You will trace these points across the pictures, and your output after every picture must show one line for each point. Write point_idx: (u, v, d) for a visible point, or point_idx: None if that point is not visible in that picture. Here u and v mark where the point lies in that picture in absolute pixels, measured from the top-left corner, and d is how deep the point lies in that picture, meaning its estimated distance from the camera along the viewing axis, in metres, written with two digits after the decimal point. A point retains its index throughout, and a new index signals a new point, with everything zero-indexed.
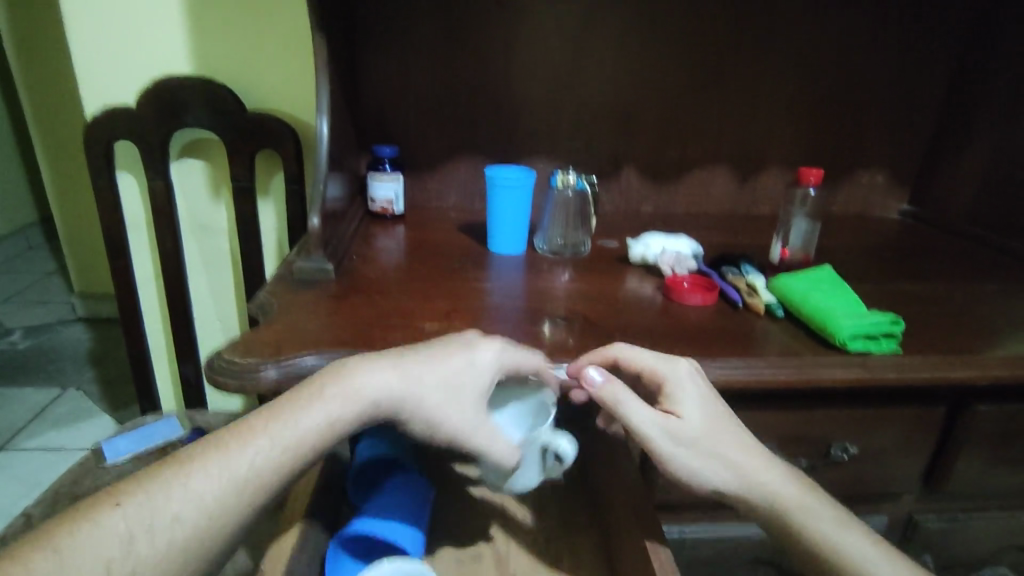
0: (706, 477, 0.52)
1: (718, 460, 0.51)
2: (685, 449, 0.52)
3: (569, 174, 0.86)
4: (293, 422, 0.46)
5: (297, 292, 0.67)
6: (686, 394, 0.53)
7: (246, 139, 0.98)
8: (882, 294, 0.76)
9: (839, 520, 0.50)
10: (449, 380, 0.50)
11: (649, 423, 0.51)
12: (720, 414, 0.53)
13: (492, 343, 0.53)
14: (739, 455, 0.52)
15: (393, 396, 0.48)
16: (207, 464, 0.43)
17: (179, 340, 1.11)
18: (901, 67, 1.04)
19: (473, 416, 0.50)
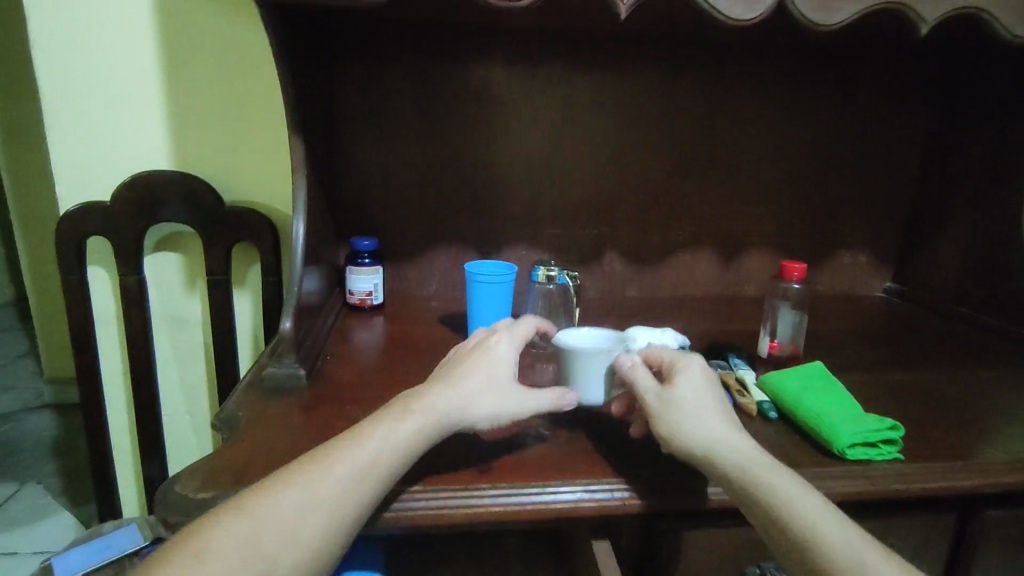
0: (698, 442, 0.51)
1: (705, 427, 0.52)
2: (694, 415, 0.53)
3: (551, 268, 0.81)
4: (400, 426, 0.50)
5: (266, 402, 0.64)
6: (691, 376, 0.56)
7: (223, 232, 0.96)
8: (875, 386, 0.74)
9: (826, 505, 0.46)
10: (487, 373, 0.57)
11: (653, 390, 0.55)
12: (712, 398, 0.55)
13: (501, 338, 0.61)
14: (721, 426, 0.52)
15: (457, 394, 0.54)
16: (338, 457, 0.47)
17: (145, 439, 1.05)
18: (871, 153, 1.07)
19: (512, 392, 0.57)
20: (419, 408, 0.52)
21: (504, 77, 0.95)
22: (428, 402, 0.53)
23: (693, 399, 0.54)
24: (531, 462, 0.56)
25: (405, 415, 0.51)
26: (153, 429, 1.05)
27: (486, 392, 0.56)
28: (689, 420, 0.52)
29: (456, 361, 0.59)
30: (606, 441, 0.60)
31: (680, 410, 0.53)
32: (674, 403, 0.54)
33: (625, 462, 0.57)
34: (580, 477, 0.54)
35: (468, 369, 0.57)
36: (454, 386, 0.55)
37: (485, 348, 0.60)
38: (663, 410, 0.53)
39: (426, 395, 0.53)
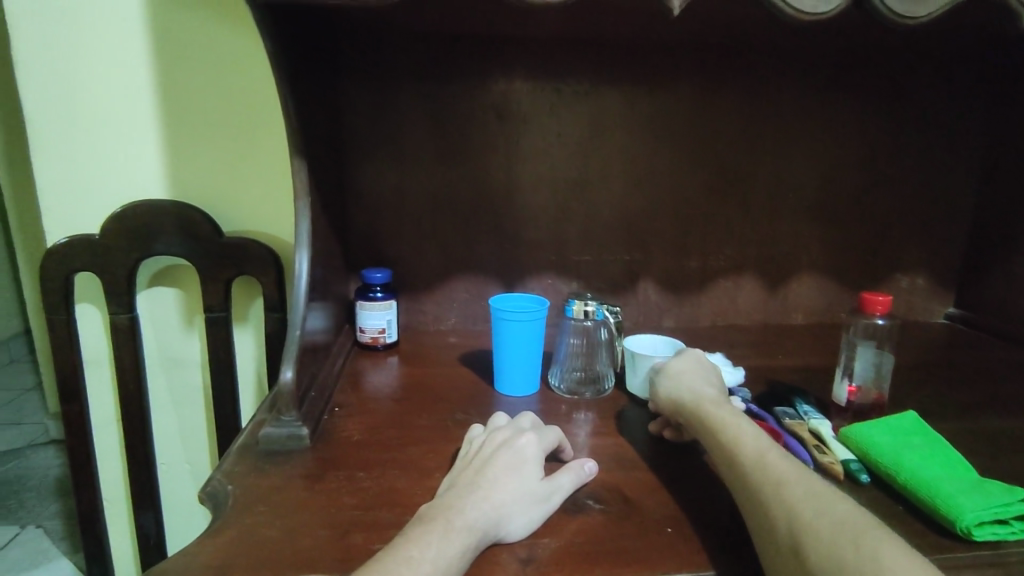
0: (688, 410, 0.56)
1: (686, 394, 0.57)
2: (693, 389, 0.58)
3: (587, 302, 0.71)
4: (436, 534, 0.42)
5: (261, 471, 0.54)
6: (689, 360, 0.63)
7: (222, 265, 0.88)
8: (974, 438, 0.63)
9: (826, 502, 0.41)
10: (514, 464, 0.50)
11: (656, 374, 0.63)
12: (708, 380, 0.60)
13: (524, 433, 0.53)
14: (708, 395, 0.57)
15: (483, 497, 0.46)
16: None
17: (138, 491, 0.96)
18: (930, 167, 0.97)
19: (541, 485, 0.49)
20: (454, 525, 0.43)
21: (528, 91, 0.87)
22: (461, 517, 0.43)
23: (688, 377, 0.60)
24: (580, 543, 0.46)
25: (438, 531, 0.42)
26: (146, 480, 0.96)
27: (515, 499, 0.46)
28: (686, 391, 0.58)
29: (481, 457, 0.51)
30: (665, 514, 0.50)
31: (672, 383, 0.60)
32: (675, 381, 0.60)
33: (694, 545, 0.46)
34: (643, 569, 0.43)
35: (496, 474, 0.48)
36: (491, 488, 0.47)
37: (511, 451, 0.51)
38: (662, 388, 0.60)
39: (459, 507, 0.44)
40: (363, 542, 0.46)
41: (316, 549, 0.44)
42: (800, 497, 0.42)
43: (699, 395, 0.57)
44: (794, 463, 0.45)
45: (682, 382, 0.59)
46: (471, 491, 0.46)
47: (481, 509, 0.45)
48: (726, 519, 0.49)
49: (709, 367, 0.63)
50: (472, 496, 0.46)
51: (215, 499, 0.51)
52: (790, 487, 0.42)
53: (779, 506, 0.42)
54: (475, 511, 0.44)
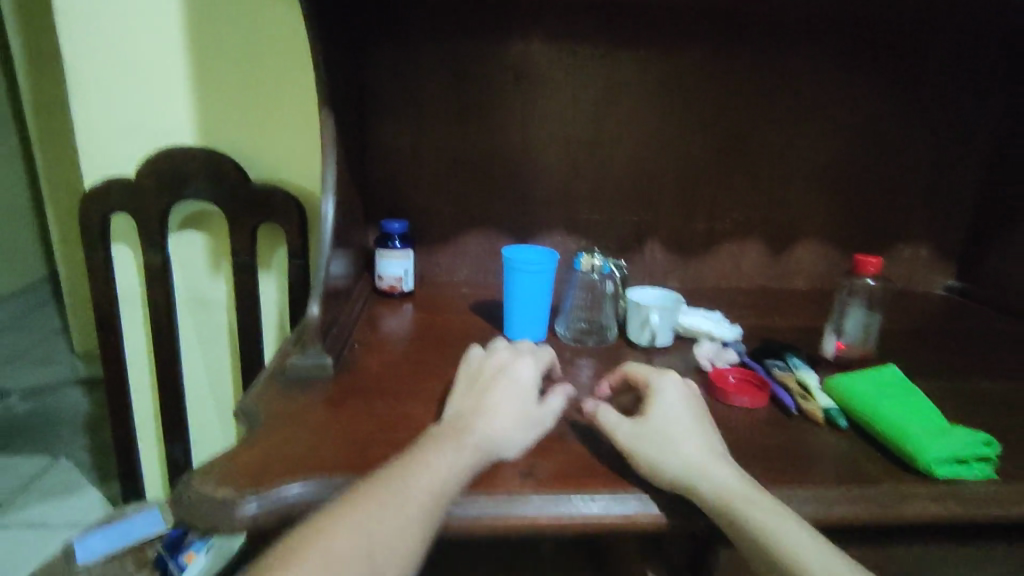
0: (682, 478, 0.47)
1: (676, 456, 0.48)
2: (683, 453, 0.48)
3: (594, 256, 0.78)
4: (461, 443, 0.48)
5: (289, 395, 0.59)
6: (666, 399, 0.53)
7: (249, 212, 0.93)
8: (953, 395, 0.67)
9: (816, 538, 0.43)
10: (515, 393, 0.54)
11: (625, 423, 0.52)
12: (691, 425, 0.51)
13: (524, 361, 0.58)
14: (699, 455, 0.48)
15: (491, 427, 0.50)
16: (420, 469, 0.45)
17: (168, 422, 1.03)
18: (939, 140, 0.98)
19: (537, 409, 0.54)
20: (471, 442, 0.48)
21: (546, 51, 0.89)
22: (475, 437, 0.49)
23: (667, 427, 0.51)
24: (577, 466, 0.51)
25: (460, 444, 0.47)
26: (175, 411, 1.03)
27: (517, 419, 0.52)
28: (678, 458, 0.48)
29: (443, 434, 0.49)
30: None
31: (654, 441, 0.50)
32: (658, 443, 0.49)
33: None
34: (633, 485, 0.49)
35: (462, 445, 0.47)
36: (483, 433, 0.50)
37: (512, 376, 0.55)
38: (642, 448, 0.49)
39: (472, 428, 0.50)
40: (381, 453, 0.51)
41: (342, 459, 0.50)
42: (798, 535, 0.43)
43: (689, 461, 0.48)
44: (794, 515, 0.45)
45: (662, 437, 0.50)
46: (434, 466, 0.45)
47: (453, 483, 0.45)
48: None
49: (685, 402, 0.54)
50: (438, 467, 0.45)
51: (246, 416, 0.57)
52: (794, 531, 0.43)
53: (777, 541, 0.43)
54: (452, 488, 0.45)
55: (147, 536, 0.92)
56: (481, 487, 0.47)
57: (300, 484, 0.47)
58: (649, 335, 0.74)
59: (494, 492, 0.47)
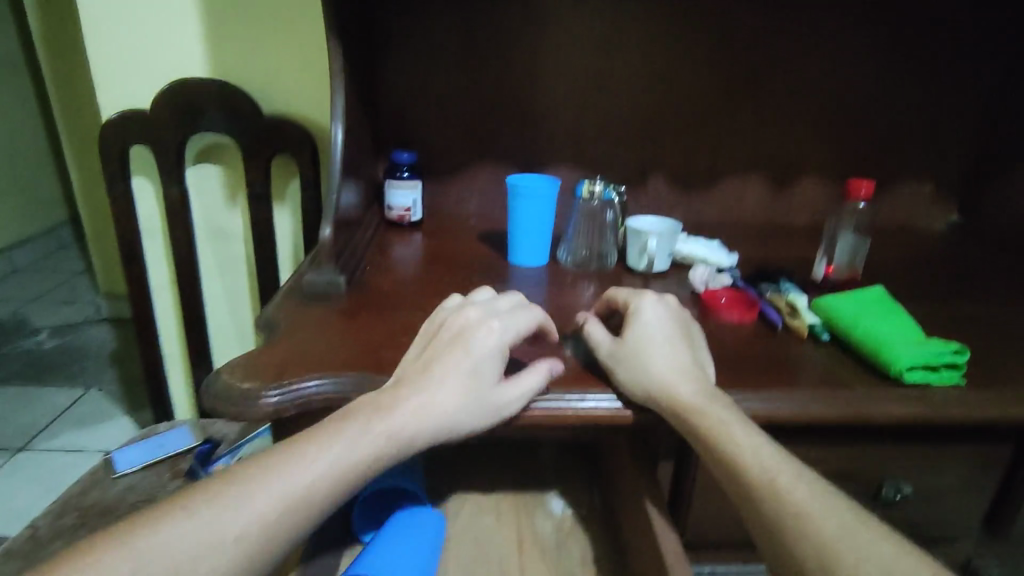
0: (651, 392, 0.51)
1: (645, 373, 0.52)
2: (651, 370, 0.52)
3: (595, 183, 0.81)
4: (346, 442, 0.45)
5: (305, 308, 0.64)
6: (643, 318, 0.57)
7: (262, 145, 0.95)
8: (939, 318, 0.69)
9: (772, 452, 0.46)
10: (459, 368, 0.50)
11: (605, 341, 0.56)
12: (666, 342, 0.54)
13: (490, 326, 0.53)
14: (667, 370, 0.52)
15: (416, 414, 0.47)
16: (276, 477, 0.43)
17: (193, 347, 1.09)
18: (952, 70, 0.97)
19: (485, 388, 0.50)
20: (378, 434, 0.46)
21: None
22: (390, 425, 0.46)
23: (640, 349, 0.54)
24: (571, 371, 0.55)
25: (361, 438, 0.45)
26: (199, 338, 1.09)
27: (456, 399, 0.49)
28: (646, 374, 0.52)
29: (332, 420, 0.47)
30: None
31: (627, 357, 0.54)
32: (631, 361, 0.53)
33: None
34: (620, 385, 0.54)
35: (342, 438, 0.45)
36: (415, 413, 0.47)
37: (467, 343, 0.52)
38: (618, 365, 0.54)
39: (392, 412, 0.47)
40: (391, 357, 0.56)
41: (356, 361, 0.55)
42: (751, 444, 0.47)
43: (660, 383, 0.51)
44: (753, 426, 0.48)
45: (636, 360, 0.53)
46: (293, 470, 0.44)
47: (311, 493, 0.43)
48: None
49: (660, 321, 0.56)
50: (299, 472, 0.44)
51: (266, 325, 0.61)
52: (751, 445, 0.46)
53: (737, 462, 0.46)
54: (316, 495, 0.43)
55: (180, 449, 1.01)
56: None
57: (317, 380, 0.52)
58: (648, 260, 0.77)
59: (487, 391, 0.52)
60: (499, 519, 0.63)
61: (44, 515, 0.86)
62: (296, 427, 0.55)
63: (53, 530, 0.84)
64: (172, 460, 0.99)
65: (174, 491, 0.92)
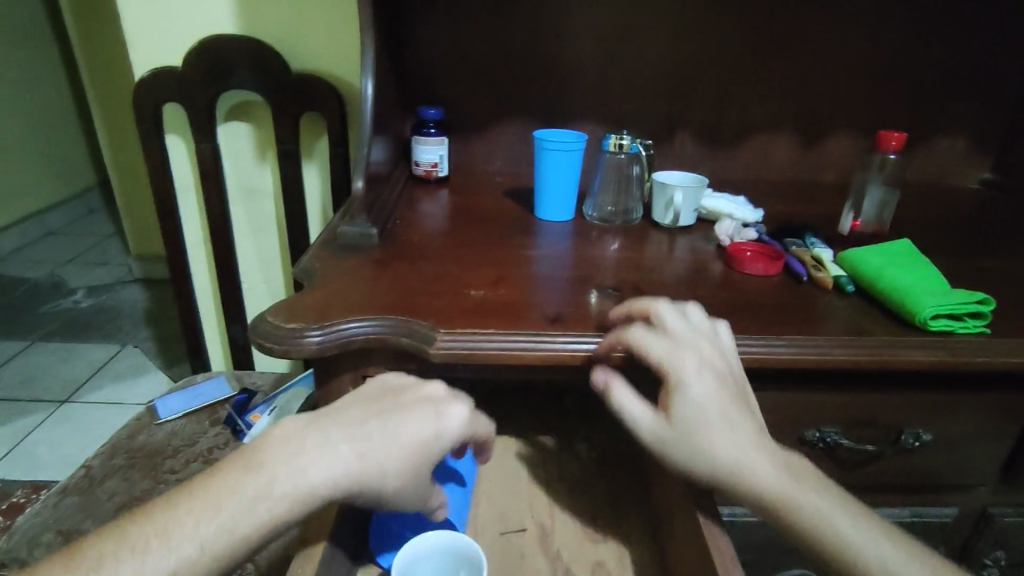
0: (717, 475, 0.44)
1: (710, 461, 0.44)
2: (713, 459, 0.44)
3: (623, 137, 0.79)
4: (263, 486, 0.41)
5: (341, 257, 0.66)
6: (689, 389, 0.46)
7: (291, 101, 0.97)
8: (966, 272, 0.69)
9: (851, 518, 0.42)
10: (407, 444, 0.46)
11: (647, 419, 0.47)
12: (720, 412, 0.45)
13: (456, 409, 0.50)
14: (733, 449, 0.44)
15: (353, 479, 0.43)
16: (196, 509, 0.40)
17: (227, 302, 1.13)
18: (992, 21, 0.94)
19: (420, 473, 0.47)
20: (292, 487, 0.41)
21: None
22: (313, 483, 0.42)
23: (694, 424, 0.45)
24: (598, 318, 0.57)
25: (276, 490, 0.41)
26: (232, 293, 1.13)
27: (392, 468, 0.45)
28: (710, 462, 0.44)
29: (239, 469, 0.42)
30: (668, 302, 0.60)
31: (682, 441, 0.45)
32: (688, 449, 0.45)
33: None
34: None
35: (240, 505, 0.40)
36: (346, 492, 0.43)
37: (428, 415, 0.48)
38: (672, 453, 0.45)
39: (320, 467, 0.42)
40: (426, 303, 0.58)
41: (391, 305, 0.57)
42: (836, 516, 0.42)
43: (726, 467, 0.44)
44: (829, 484, 0.43)
45: (691, 442, 0.44)
46: (176, 535, 0.40)
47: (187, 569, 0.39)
48: (719, 307, 0.60)
49: (711, 388, 0.46)
50: (182, 535, 0.39)
51: (304, 274, 0.64)
52: (832, 515, 0.42)
53: (815, 530, 0.41)
54: (190, 570, 0.39)
55: (218, 398, 1.05)
56: (508, 327, 0.55)
57: (355, 321, 0.54)
58: (673, 215, 0.78)
59: (520, 334, 0.55)
60: (526, 460, 0.65)
61: (94, 456, 0.92)
62: (337, 368, 0.58)
63: (105, 469, 0.90)
64: (210, 409, 1.03)
65: (214, 438, 0.97)
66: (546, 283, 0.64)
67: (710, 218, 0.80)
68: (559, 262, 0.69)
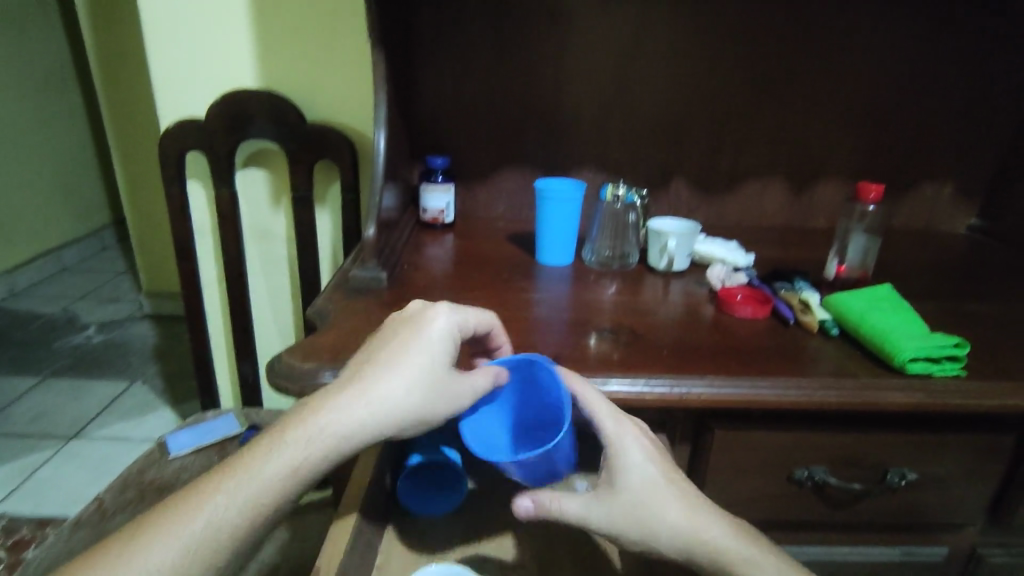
0: (668, 542, 0.46)
1: (663, 530, 0.46)
2: (665, 527, 0.46)
3: (619, 187, 0.85)
4: (282, 440, 0.44)
5: (352, 300, 0.70)
6: (630, 461, 0.48)
7: (306, 150, 1.02)
8: (949, 316, 0.73)
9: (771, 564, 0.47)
10: (398, 358, 0.48)
11: (592, 506, 0.47)
12: (661, 481, 0.48)
13: (436, 312, 0.51)
14: (681, 515, 0.46)
15: (357, 408, 0.45)
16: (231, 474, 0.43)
17: (239, 340, 1.16)
18: (972, 75, 1.00)
19: (427, 375, 0.47)
20: (307, 430, 0.44)
21: None
22: (322, 422, 0.44)
23: (644, 493, 0.47)
24: (595, 361, 0.60)
25: (293, 438, 0.44)
26: (244, 332, 1.16)
27: (394, 381, 0.46)
28: (659, 530, 0.46)
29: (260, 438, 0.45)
30: (662, 345, 0.64)
31: (634, 518, 0.46)
32: (638, 519, 0.46)
33: (680, 363, 0.60)
34: (641, 370, 0.59)
35: (264, 461, 0.43)
36: (363, 418, 0.44)
37: (413, 328, 0.50)
38: (626, 531, 0.46)
39: (322, 409, 0.45)
40: None
41: None
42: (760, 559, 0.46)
43: (678, 535, 0.46)
44: (756, 534, 0.48)
45: (643, 518, 0.46)
46: (209, 498, 0.42)
47: (224, 523, 0.41)
48: (709, 349, 0.63)
49: (653, 460, 0.48)
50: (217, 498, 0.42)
51: (318, 315, 0.68)
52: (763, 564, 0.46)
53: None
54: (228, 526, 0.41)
55: (227, 434, 1.08)
56: None
57: None
58: (668, 259, 0.81)
59: None
60: None
61: (106, 491, 0.94)
62: None
63: (116, 502, 0.92)
64: (219, 444, 1.06)
65: None
66: (546, 325, 0.67)
67: (703, 262, 0.84)
68: (558, 305, 0.72)
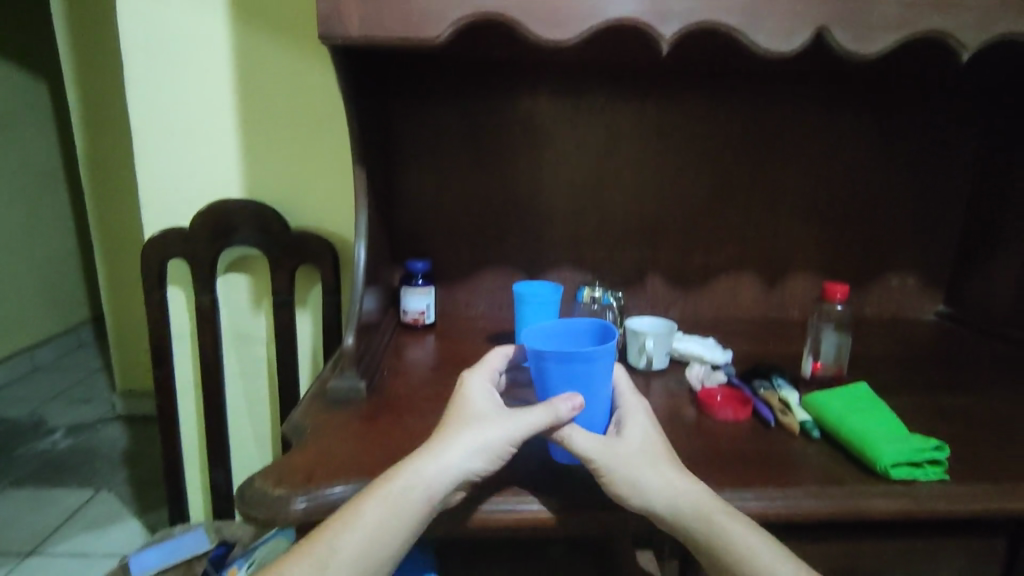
0: (657, 487, 0.52)
1: (653, 473, 0.53)
2: (659, 475, 0.53)
3: (595, 290, 0.87)
4: (403, 473, 0.52)
5: (330, 412, 0.69)
6: (635, 422, 0.58)
7: (289, 256, 1.04)
8: (928, 411, 0.73)
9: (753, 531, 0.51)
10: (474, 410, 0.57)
11: (598, 443, 0.55)
12: (659, 443, 0.57)
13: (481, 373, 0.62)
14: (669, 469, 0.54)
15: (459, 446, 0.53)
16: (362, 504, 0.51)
17: (212, 447, 1.13)
18: (920, 174, 1.06)
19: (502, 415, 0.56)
20: (421, 467, 0.52)
21: (550, 106, 1.00)
22: (435, 462, 0.52)
23: (645, 445, 0.56)
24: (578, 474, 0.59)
25: (409, 473, 0.52)
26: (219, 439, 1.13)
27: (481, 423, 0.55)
28: (650, 476, 0.53)
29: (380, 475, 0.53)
30: None
31: (632, 457, 0.54)
32: (635, 460, 0.54)
33: None
34: None
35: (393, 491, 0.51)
36: (466, 451, 0.53)
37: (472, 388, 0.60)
38: (621, 468, 0.53)
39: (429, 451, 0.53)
40: None
41: (377, 463, 0.59)
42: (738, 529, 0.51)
43: (663, 481, 0.53)
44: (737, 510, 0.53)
45: (638, 460, 0.54)
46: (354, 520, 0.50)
47: (375, 538, 0.49)
48: (692, 455, 0.62)
49: (654, 427, 0.59)
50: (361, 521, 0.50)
51: (294, 429, 0.66)
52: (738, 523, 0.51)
53: (724, 532, 0.50)
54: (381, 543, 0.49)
55: (195, 552, 1.02)
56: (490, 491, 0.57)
57: (341, 486, 0.56)
58: (647, 359, 0.82)
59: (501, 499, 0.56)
60: None
61: None
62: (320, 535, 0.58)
63: None
64: (186, 563, 1.00)
65: None
66: None
67: (682, 359, 0.85)
68: None
